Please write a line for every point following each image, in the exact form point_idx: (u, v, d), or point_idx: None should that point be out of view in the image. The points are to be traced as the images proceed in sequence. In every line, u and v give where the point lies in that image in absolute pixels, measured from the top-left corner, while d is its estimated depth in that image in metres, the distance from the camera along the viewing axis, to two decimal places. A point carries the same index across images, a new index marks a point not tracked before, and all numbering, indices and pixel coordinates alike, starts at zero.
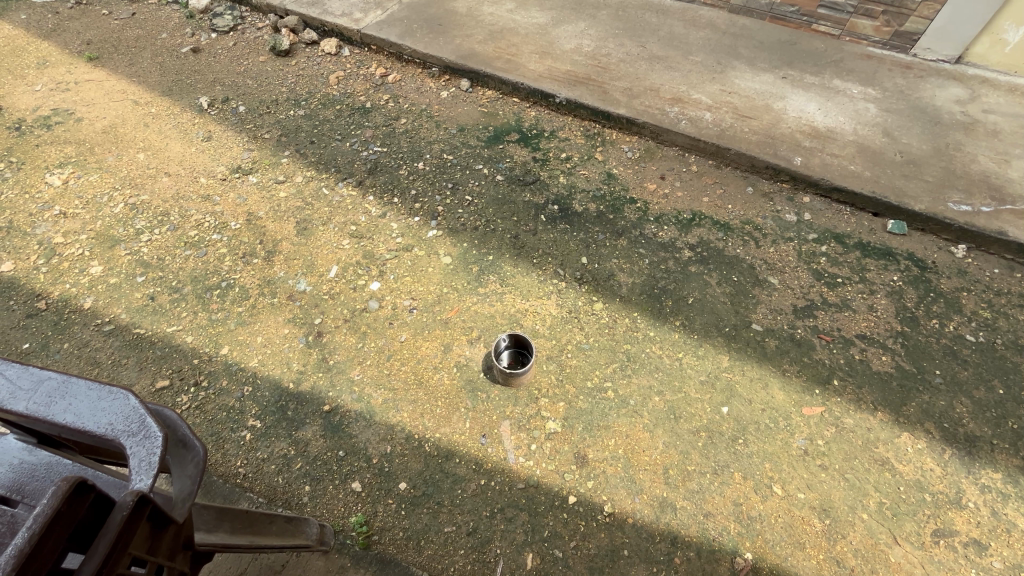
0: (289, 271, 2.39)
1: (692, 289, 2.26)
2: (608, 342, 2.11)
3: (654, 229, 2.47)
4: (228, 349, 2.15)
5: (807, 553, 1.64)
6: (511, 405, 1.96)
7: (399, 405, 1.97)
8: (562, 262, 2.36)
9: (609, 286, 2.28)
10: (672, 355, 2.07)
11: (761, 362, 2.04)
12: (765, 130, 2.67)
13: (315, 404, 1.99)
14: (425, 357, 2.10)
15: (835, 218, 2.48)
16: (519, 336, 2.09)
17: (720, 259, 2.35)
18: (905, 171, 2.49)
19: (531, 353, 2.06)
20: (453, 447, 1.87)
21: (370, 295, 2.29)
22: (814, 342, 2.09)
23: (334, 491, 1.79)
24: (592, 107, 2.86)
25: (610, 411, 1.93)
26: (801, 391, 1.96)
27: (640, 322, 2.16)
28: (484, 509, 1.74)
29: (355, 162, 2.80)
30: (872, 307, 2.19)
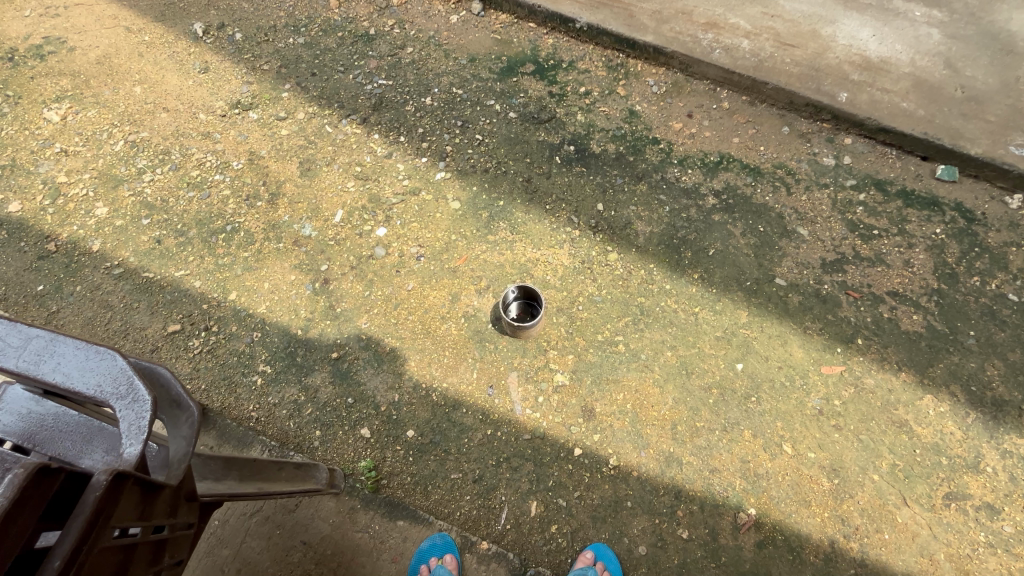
0: (294, 214, 2.32)
1: (714, 240, 2.13)
2: (621, 294, 2.03)
3: (677, 173, 2.30)
4: (237, 295, 2.13)
5: (812, 510, 1.63)
6: (519, 356, 1.93)
7: (406, 354, 1.97)
8: (576, 208, 2.24)
9: (625, 235, 2.16)
10: (688, 310, 1.98)
11: (782, 318, 1.94)
12: (810, 61, 2.40)
13: (324, 351, 1.99)
14: (433, 307, 2.06)
15: (878, 163, 2.27)
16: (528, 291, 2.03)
17: (746, 207, 2.20)
18: (965, 108, 2.23)
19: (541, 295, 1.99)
20: (460, 397, 1.87)
21: (376, 242, 2.22)
22: (840, 298, 1.97)
23: (344, 437, 1.82)
24: (616, 35, 2.60)
25: (621, 365, 1.89)
26: (822, 350, 1.88)
27: (656, 274, 2.06)
28: (490, 458, 1.76)
29: (359, 97, 2.62)
30: (908, 261, 2.04)
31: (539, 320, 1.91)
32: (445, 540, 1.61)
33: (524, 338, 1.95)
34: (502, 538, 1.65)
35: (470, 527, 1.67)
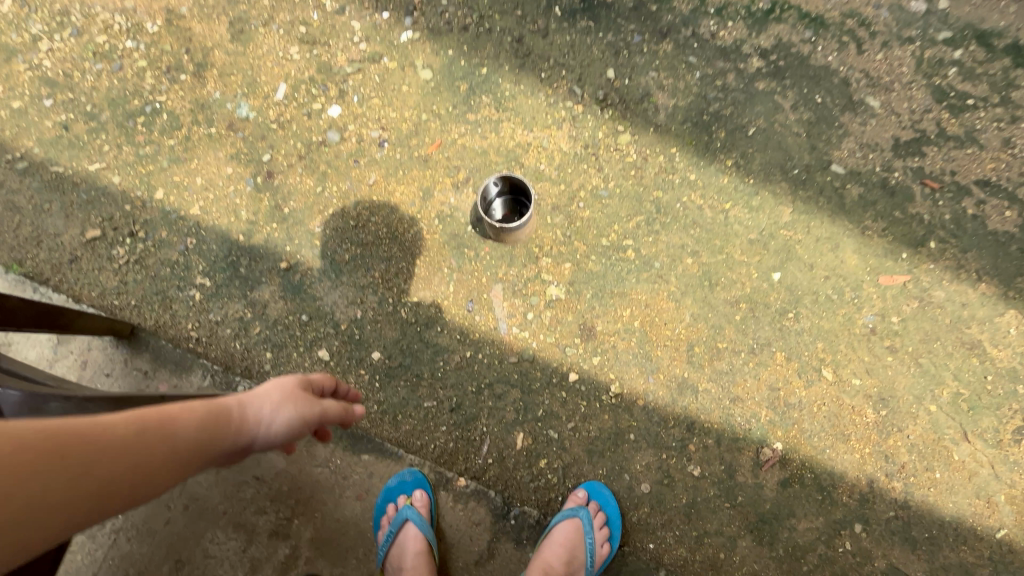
0: (226, 91, 1.85)
1: (756, 116, 1.65)
2: (633, 188, 1.62)
3: (713, 26, 1.76)
4: (164, 193, 1.76)
5: (850, 446, 1.37)
6: (505, 265, 1.58)
7: (369, 264, 1.63)
8: (580, 77, 1.75)
9: (642, 110, 1.69)
10: (717, 206, 1.58)
11: (835, 216, 1.54)
12: None
13: (271, 261, 1.66)
14: (401, 206, 1.67)
15: (986, 6, 1.70)
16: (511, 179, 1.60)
17: (802, 70, 1.69)
18: None
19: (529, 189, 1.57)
20: (434, 314, 1.56)
21: (329, 124, 1.78)
22: (914, 190, 1.55)
23: (299, 360, 1.55)
24: None
25: (629, 275, 1.54)
26: (882, 256, 1.50)
27: (678, 161, 1.63)
28: (470, 384, 1.49)
29: None
30: (1007, 141, 1.58)
31: (524, 223, 1.52)
32: (396, 482, 1.40)
33: (508, 244, 1.59)
34: (483, 473, 1.43)
35: (447, 462, 1.44)
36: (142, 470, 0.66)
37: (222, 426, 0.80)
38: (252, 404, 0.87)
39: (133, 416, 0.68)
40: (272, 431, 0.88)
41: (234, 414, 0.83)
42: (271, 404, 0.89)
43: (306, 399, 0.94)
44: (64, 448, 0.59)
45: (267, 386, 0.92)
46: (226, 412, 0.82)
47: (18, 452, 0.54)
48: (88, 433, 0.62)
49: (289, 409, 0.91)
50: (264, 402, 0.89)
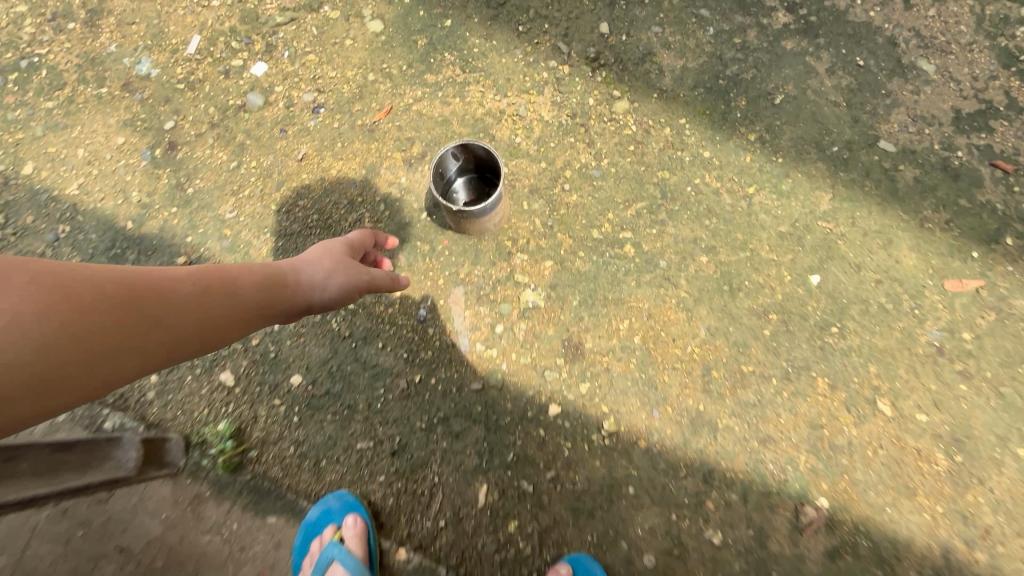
0: (124, 43, 1.47)
1: (784, 81, 1.33)
2: (632, 167, 1.28)
3: None
4: (36, 169, 1.37)
5: (917, 503, 1.04)
6: (468, 263, 1.23)
7: None
8: (566, 31, 1.41)
9: (642, 73, 1.36)
10: (738, 191, 1.25)
11: (886, 205, 1.22)
12: None
13: (167, 256, 1.28)
14: (337, 187, 1.32)
15: None
16: (473, 149, 1.19)
17: (838, 27, 1.37)
18: None
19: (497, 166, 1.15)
20: (374, 325, 1.20)
21: (251, 85, 1.41)
22: (982, 173, 1.23)
23: (194, 385, 1.17)
24: None
25: (627, 278, 1.20)
26: (947, 255, 1.18)
27: (688, 135, 1.30)
28: (418, 419, 1.13)
29: None
30: None
31: (482, 216, 1.16)
32: (301, 536, 1.05)
33: (469, 235, 1.23)
34: (432, 541, 1.07)
35: (384, 524, 1.08)
36: (210, 325, 0.66)
37: (284, 286, 0.78)
38: (308, 262, 0.85)
39: (196, 274, 0.68)
40: (327, 295, 0.85)
41: (289, 279, 0.79)
42: (326, 267, 0.86)
43: (355, 265, 0.90)
44: (140, 298, 0.59)
45: (317, 252, 0.88)
46: (282, 274, 0.79)
47: (101, 298, 0.56)
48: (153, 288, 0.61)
49: (343, 273, 0.87)
50: (316, 265, 0.85)
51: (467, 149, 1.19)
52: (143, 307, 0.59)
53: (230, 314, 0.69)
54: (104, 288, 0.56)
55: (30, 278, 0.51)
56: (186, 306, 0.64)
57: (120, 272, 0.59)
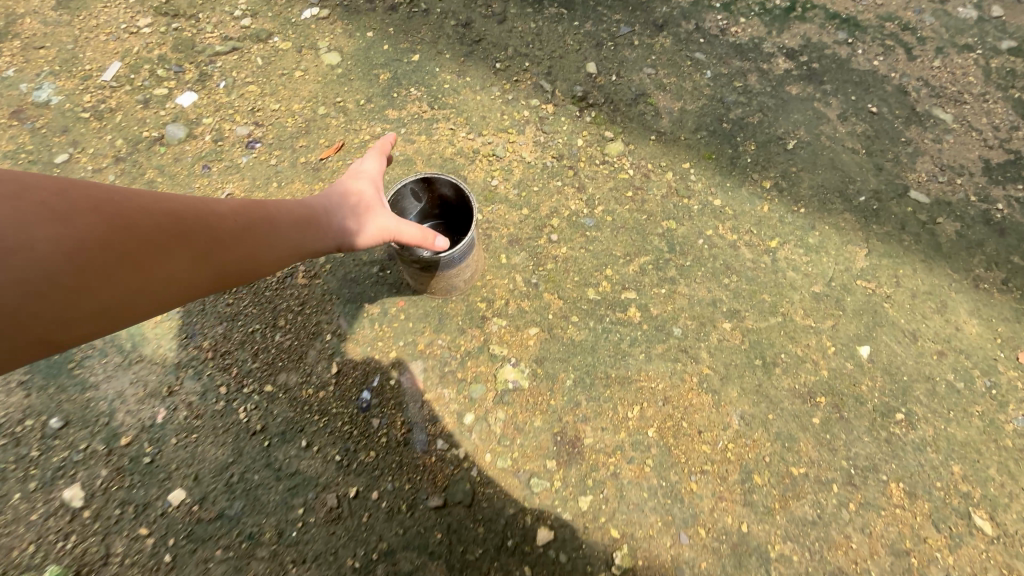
0: (27, 67, 1.24)
1: (794, 126, 1.18)
2: (632, 216, 1.07)
3: (722, 21, 1.34)
4: None
5: None
6: (430, 331, 0.95)
7: (196, 326, 0.95)
8: (549, 70, 1.25)
9: (637, 114, 1.19)
10: (759, 245, 1.04)
11: (931, 262, 1.03)
12: None
13: None
14: None
15: None
16: (438, 186, 0.93)
17: (843, 75, 1.26)
18: None
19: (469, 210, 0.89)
20: (298, 416, 0.88)
21: (175, 116, 1.18)
22: None
23: (24, 508, 0.81)
24: None
25: (634, 349, 0.94)
26: (1013, 322, 0.98)
27: (694, 181, 1.11)
28: (351, 554, 0.80)
29: None
30: None
31: (444, 271, 0.89)
32: None
33: (426, 292, 0.96)
34: None
35: None
36: (242, 265, 0.63)
37: (317, 228, 0.72)
38: (342, 204, 0.76)
39: (235, 210, 0.65)
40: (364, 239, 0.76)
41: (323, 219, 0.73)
42: (362, 209, 0.76)
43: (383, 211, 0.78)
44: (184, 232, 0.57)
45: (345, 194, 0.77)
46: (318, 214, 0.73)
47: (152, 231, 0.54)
48: (189, 223, 0.58)
49: (380, 218, 0.76)
50: (346, 209, 0.75)
51: (430, 185, 0.93)
52: (182, 242, 0.57)
53: (259, 256, 0.65)
54: (139, 221, 0.54)
55: (87, 205, 0.51)
56: (221, 241, 0.61)
57: (163, 200, 0.57)
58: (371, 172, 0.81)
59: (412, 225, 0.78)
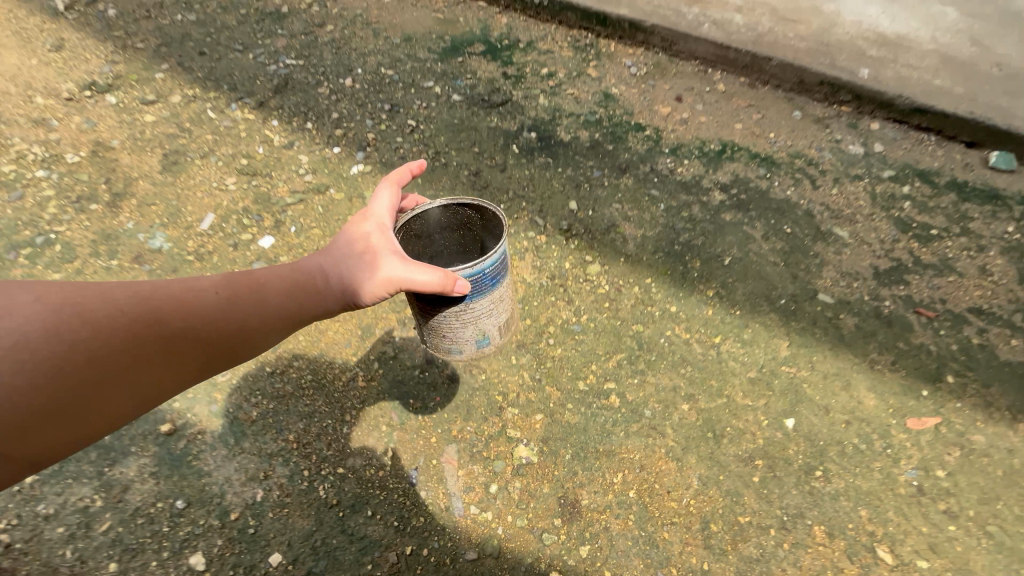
0: (142, 221, 1.63)
1: (729, 246, 1.56)
2: (611, 323, 1.41)
3: (670, 163, 1.77)
4: None
5: None
6: (461, 420, 1.26)
7: (283, 422, 1.25)
8: (541, 208, 1.65)
9: (609, 241, 1.57)
10: (706, 342, 1.37)
11: (837, 350, 1.36)
12: (816, 36, 2.00)
13: (149, 423, 1.26)
14: (332, 347, 1.37)
15: (916, 150, 1.81)
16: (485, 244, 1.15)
17: (764, 203, 1.67)
18: (1008, 86, 1.85)
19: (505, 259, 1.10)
20: (363, 491, 1.16)
21: (258, 256, 1.54)
22: (910, 320, 1.42)
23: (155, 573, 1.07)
24: (584, 9, 2.14)
25: (615, 428, 1.24)
26: (902, 394, 1.29)
27: (655, 292, 1.46)
28: None
29: (258, 78, 2.06)
30: (984, 269, 1.52)
31: (456, 303, 1.03)
32: None
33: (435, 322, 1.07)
34: None
35: None
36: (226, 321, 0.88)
37: (321, 291, 0.96)
38: (361, 252, 0.96)
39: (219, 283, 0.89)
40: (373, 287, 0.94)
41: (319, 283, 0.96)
42: (376, 260, 0.95)
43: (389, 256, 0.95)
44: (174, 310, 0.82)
45: (345, 247, 0.98)
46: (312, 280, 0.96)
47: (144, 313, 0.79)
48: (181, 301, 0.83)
49: (391, 265, 0.94)
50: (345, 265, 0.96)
51: (471, 231, 1.15)
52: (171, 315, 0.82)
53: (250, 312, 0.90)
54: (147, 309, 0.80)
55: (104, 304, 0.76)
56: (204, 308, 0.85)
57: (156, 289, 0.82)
58: (382, 213, 1.02)
59: (421, 270, 0.93)
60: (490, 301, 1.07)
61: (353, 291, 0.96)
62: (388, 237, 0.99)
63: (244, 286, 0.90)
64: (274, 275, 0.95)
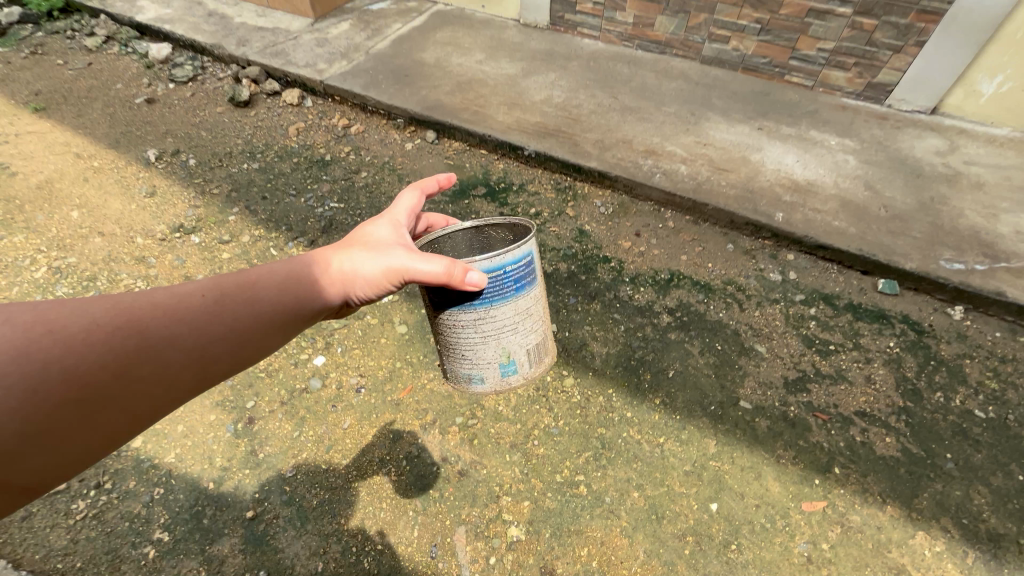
0: None
1: (673, 361, 2.03)
2: (581, 426, 1.86)
3: (629, 291, 2.28)
4: (142, 441, 1.85)
5: None
6: (468, 506, 1.69)
7: (336, 509, 1.70)
8: None
9: (581, 358, 2.05)
10: (653, 441, 1.82)
11: (752, 447, 1.80)
12: (743, 184, 2.58)
13: (236, 510, 1.70)
14: (371, 448, 1.82)
15: (822, 277, 2.33)
16: None
17: (702, 324, 2.16)
18: (892, 226, 2.39)
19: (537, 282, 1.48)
20: (397, 563, 1.60)
21: (313, 372, 2.02)
22: (810, 421, 1.86)
23: None
24: (563, 161, 2.73)
25: (583, 512, 1.67)
26: (799, 482, 1.72)
27: (616, 401, 1.92)
28: None
29: (309, 220, 2.63)
30: (869, 378, 1.98)
31: (483, 306, 1.38)
32: None
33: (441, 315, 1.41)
34: None
35: None
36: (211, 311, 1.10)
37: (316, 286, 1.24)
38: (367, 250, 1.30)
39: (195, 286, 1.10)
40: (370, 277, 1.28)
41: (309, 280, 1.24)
42: (382, 252, 1.29)
43: (385, 252, 1.29)
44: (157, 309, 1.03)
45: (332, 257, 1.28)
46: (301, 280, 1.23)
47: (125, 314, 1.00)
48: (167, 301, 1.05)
49: (394, 255, 1.28)
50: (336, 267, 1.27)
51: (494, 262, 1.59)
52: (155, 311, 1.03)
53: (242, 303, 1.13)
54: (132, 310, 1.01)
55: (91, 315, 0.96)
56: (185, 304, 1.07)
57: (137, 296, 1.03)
58: (397, 220, 1.42)
59: (426, 261, 1.25)
60: (509, 311, 1.42)
61: (362, 274, 1.28)
62: (395, 235, 1.38)
63: (235, 286, 1.14)
64: (265, 275, 1.19)
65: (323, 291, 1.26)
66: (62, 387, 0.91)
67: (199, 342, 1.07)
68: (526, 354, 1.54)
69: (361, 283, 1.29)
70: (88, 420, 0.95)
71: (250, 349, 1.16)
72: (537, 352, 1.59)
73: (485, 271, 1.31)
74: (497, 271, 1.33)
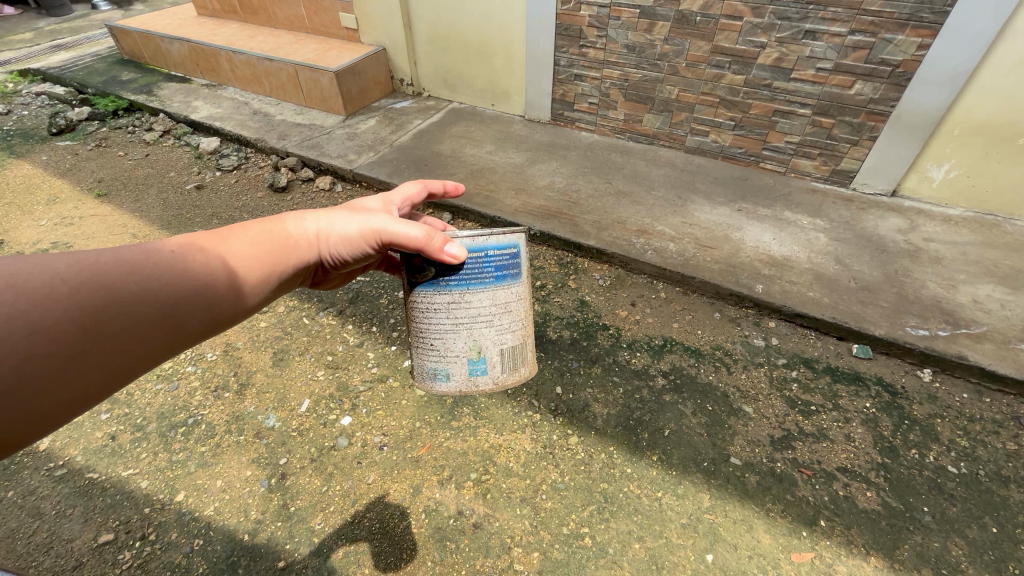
0: (259, 405, 2.34)
1: (668, 420, 2.23)
2: (585, 481, 2.03)
3: (627, 355, 2.52)
4: (184, 495, 2.04)
5: None
6: (482, 557, 1.83)
7: (361, 559, 1.84)
8: (536, 392, 2.35)
9: (584, 417, 2.25)
10: (652, 495, 1.98)
11: (743, 501, 1.96)
12: (726, 259, 2.89)
13: (269, 560, 1.85)
14: (392, 501, 1.99)
15: (802, 343, 2.56)
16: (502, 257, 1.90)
17: (693, 386, 2.37)
18: (861, 296, 2.66)
19: (519, 282, 1.68)
20: None
21: (340, 431, 2.22)
22: (796, 477, 2.03)
23: None
24: (564, 239, 3.08)
25: (588, 562, 1.81)
26: (788, 534, 1.86)
27: (617, 458, 2.10)
28: None
29: (338, 291, 2.88)
30: (849, 436, 2.16)
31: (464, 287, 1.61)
32: None
33: (422, 300, 1.64)
34: None
35: None
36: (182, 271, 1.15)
37: (293, 243, 1.41)
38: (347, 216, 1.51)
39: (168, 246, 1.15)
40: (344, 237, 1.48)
41: (284, 239, 1.39)
42: (360, 219, 1.51)
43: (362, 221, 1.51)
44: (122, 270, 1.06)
45: (310, 220, 1.45)
46: (277, 240, 1.38)
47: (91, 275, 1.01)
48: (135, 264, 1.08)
49: (371, 220, 1.51)
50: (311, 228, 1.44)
51: None
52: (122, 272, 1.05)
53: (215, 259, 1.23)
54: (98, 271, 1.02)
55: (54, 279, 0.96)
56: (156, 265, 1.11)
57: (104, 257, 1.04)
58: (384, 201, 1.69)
59: (405, 224, 1.49)
60: (486, 298, 1.64)
61: (339, 233, 1.48)
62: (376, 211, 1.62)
63: (207, 242, 1.24)
64: (243, 232, 1.32)
65: (300, 248, 1.42)
66: (24, 342, 0.91)
67: (174, 297, 1.12)
68: (497, 351, 1.72)
69: (336, 239, 1.48)
70: (58, 377, 0.97)
71: (221, 305, 1.23)
72: (508, 358, 1.76)
73: (466, 247, 1.55)
74: (478, 253, 1.57)
